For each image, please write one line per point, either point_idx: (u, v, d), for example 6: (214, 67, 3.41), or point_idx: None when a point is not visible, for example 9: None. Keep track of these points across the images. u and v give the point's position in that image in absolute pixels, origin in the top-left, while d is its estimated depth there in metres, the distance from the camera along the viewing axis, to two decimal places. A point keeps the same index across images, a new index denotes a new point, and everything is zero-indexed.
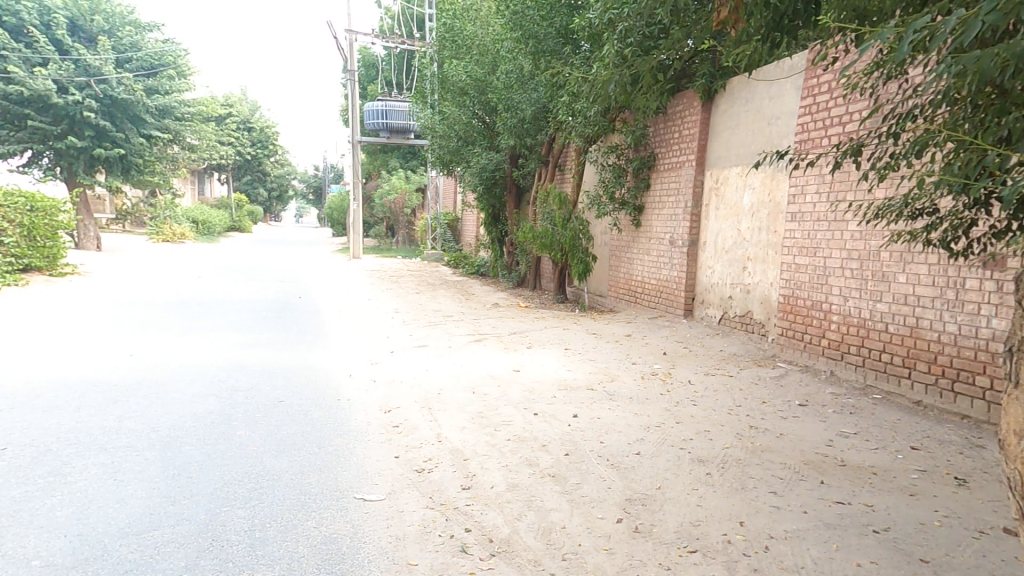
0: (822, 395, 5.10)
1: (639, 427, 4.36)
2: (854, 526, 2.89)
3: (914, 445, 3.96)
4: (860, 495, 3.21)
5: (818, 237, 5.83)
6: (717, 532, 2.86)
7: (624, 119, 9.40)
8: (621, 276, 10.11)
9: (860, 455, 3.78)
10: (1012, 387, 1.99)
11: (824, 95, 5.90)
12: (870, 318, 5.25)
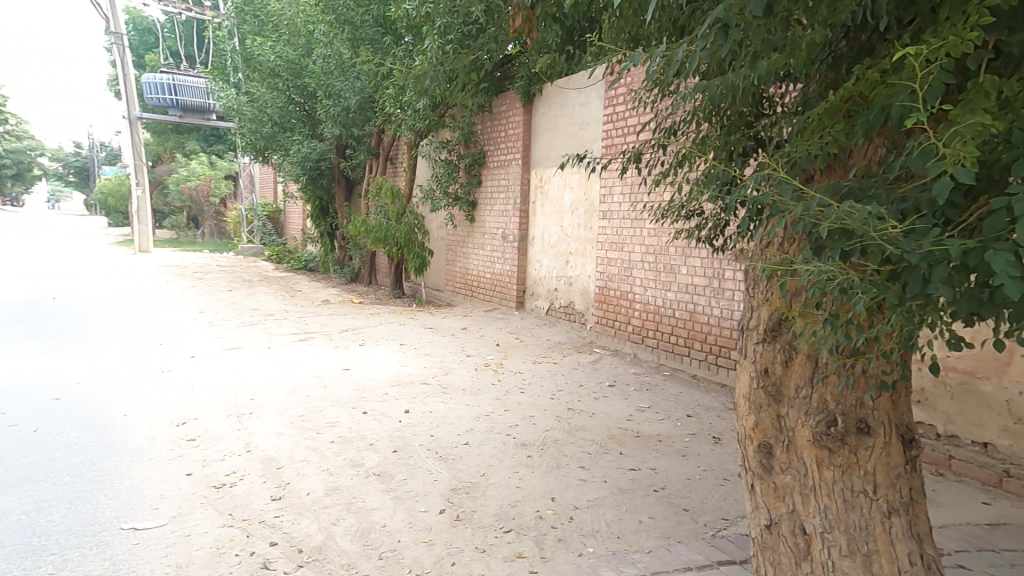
0: (627, 375, 5.85)
1: (469, 418, 4.53)
2: (641, 488, 3.38)
3: (690, 413, 4.74)
4: (648, 461, 3.76)
5: (624, 233, 6.60)
6: (531, 510, 3.11)
7: (452, 115, 9.61)
8: (457, 271, 10.38)
9: (651, 426, 4.41)
10: (743, 360, 2.76)
11: (622, 105, 6.70)
12: (662, 305, 6.12)
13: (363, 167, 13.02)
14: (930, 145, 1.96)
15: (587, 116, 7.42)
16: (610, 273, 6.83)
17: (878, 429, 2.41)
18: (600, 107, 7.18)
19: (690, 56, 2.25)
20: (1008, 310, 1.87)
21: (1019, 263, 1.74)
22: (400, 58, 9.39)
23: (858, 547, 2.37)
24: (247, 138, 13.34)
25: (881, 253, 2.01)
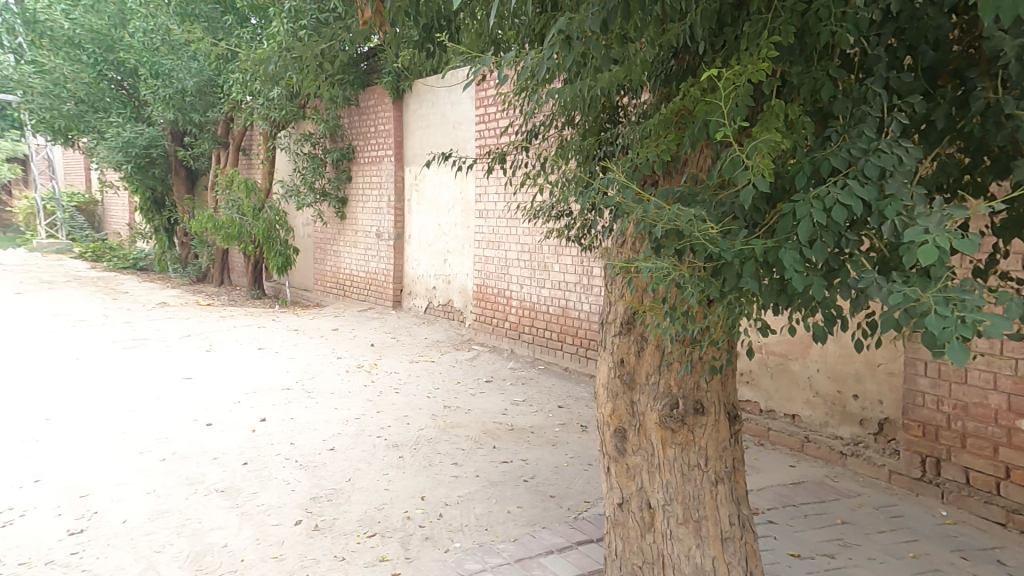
0: (504, 371, 6.06)
1: (337, 422, 4.57)
2: (511, 480, 3.57)
3: (561, 403, 5.01)
4: (519, 453, 3.95)
5: (500, 232, 6.77)
6: (399, 512, 3.21)
7: (314, 106, 9.39)
8: (328, 269, 10.04)
9: (525, 418, 4.62)
10: (602, 351, 2.95)
11: (492, 107, 6.87)
12: (536, 302, 6.36)
13: (207, 157, 12.19)
14: (736, 157, 2.30)
15: (460, 115, 7.51)
16: (486, 271, 7.00)
17: (710, 408, 2.71)
18: (472, 107, 7.31)
19: (556, 61, 2.31)
20: (796, 299, 2.25)
21: (802, 259, 2.11)
22: (247, 41, 9.10)
23: (691, 514, 2.66)
24: (38, 116, 11.44)
25: (704, 251, 2.28)
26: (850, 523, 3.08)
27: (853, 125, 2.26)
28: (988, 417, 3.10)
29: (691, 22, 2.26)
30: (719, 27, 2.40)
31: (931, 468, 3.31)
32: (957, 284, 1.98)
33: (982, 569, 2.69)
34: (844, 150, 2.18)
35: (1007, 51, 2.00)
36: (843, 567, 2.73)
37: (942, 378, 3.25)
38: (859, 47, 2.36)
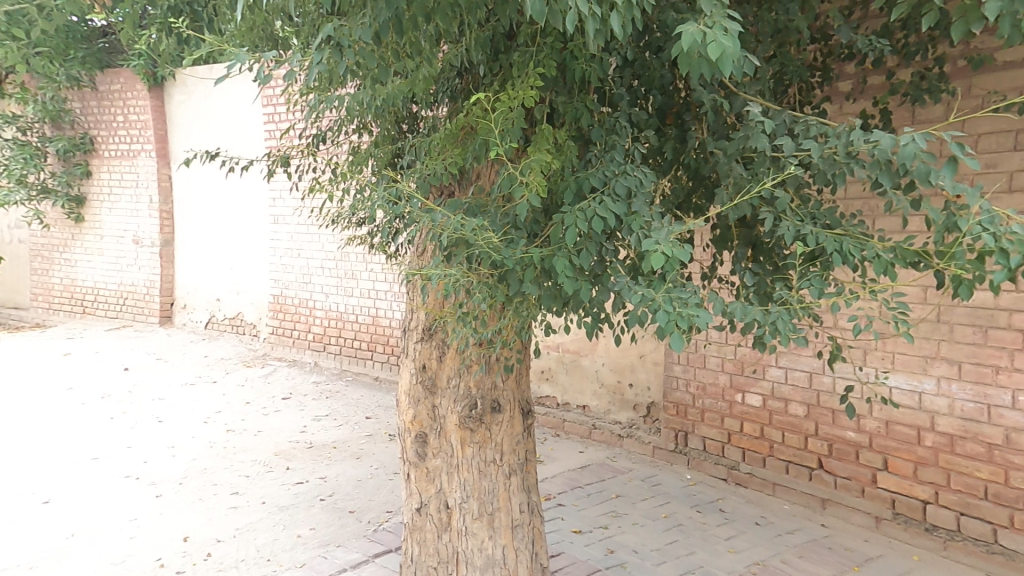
0: (305, 386, 5.74)
1: (61, 468, 3.91)
2: (305, 501, 3.44)
3: (369, 414, 4.93)
4: (319, 471, 3.83)
5: (302, 239, 6.37)
6: (151, 560, 2.86)
7: (22, 82, 7.77)
8: (58, 282, 8.52)
9: (326, 434, 4.48)
10: (404, 359, 2.94)
11: (279, 104, 6.50)
12: (343, 313, 6.12)
13: None
14: (513, 174, 2.51)
15: (242, 111, 6.93)
16: (285, 281, 6.53)
17: (506, 406, 2.85)
18: (254, 102, 6.81)
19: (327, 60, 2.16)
20: (570, 302, 2.51)
21: (571, 266, 2.37)
22: None
23: (485, 507, 2.78)
24: None
25: (488, 258, 2.42)
26: (622, 495, 3.59)
27: (607, 150, 2.60)
28: (717, 393, 3.83)
29: (468, 46, 2.44)
30: (496, 52, 2.58)
31: (681, 440, 4.01)
32: (681, 286, 2.45)
33: (709, 518, 3.33)
34: (601, 172, 2.51)
35: (706, 102, 2.52)
36: (612, 535, 3.15)
37: (688, 364, 3.95)
38: (607, 86, 2.74)
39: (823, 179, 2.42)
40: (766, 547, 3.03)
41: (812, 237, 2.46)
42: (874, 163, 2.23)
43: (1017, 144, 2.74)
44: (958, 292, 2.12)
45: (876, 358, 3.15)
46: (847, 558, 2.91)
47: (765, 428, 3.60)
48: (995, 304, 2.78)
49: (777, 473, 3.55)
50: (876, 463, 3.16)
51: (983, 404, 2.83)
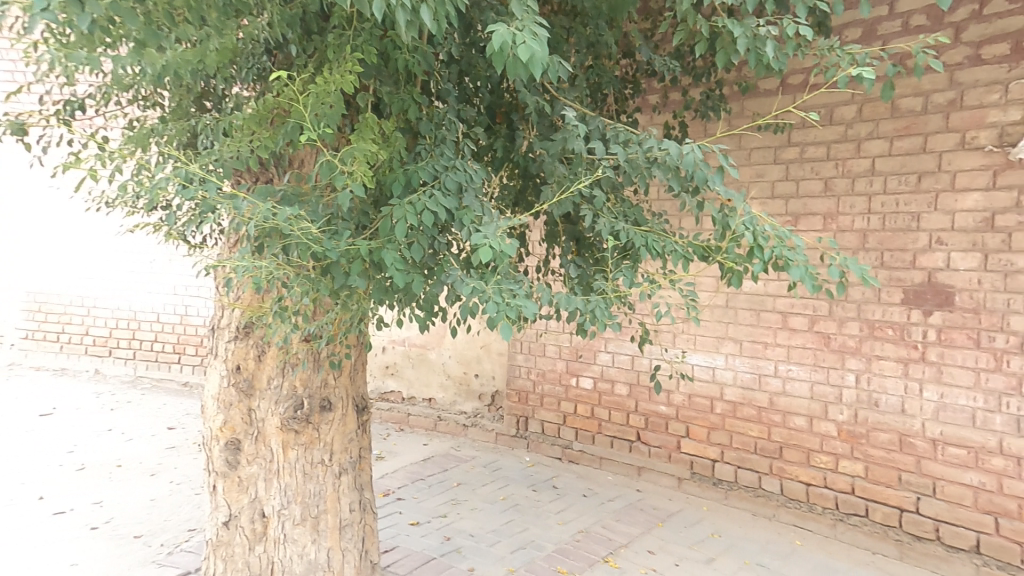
0: (85, 397, 5.14)
1: None
2: (70, 533, 2.97)
3: (172, 424, 4.63)
4: (90, 496, 3.39)
5: (81, 231, 5.79)
6: None
7: None
8: None
9: (108, 451, 4.04)
10: (213, 358, 2.53)
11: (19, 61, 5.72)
12: (135, 313, 5.60)
13: None
14: (331, 161, 2.04)
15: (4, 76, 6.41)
16: (58, 278, 5.85)
17: (338, 403, 2.55)
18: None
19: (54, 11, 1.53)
20: (400, 300, 2.19)
21: (402, 261, 2.00)
22: None
23: (309, 511, 2.50)
24: None
25: (308, 251, 1.99)
26: (463, 483, 3.63)
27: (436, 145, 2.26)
28: (555, 378, 4.07)
29: (272, 20, 2.14)
30: (311, 32, 2.34)
31: (522, 425, 4.19)
32: (511, 279, 2.26)
33: (543, 495, 3.50)
34: (431, 166, 2.15)
35: (530, 104, 2.35)
36: (450, 522, 3.14)
37: (531, 353, 4.15)
38: (431, 80, 2.44)
39: (630, 178, 2.59)
40: (590, 515, 3.22)
41: (624, 234, 2.56)
42: (668, 168, 2.43)
43: (775, 157, 3.21)
44: (729, 281, 2.47)
45: (682, 340, 3.55)
46: (654, 516, 3.20)
47: (595, 408, 3.90)
48: (764, 291, 3.27)
49: (605, 448, 3.86)
50: (680, 432, 3.55)
51: (756, 374, 3.28)
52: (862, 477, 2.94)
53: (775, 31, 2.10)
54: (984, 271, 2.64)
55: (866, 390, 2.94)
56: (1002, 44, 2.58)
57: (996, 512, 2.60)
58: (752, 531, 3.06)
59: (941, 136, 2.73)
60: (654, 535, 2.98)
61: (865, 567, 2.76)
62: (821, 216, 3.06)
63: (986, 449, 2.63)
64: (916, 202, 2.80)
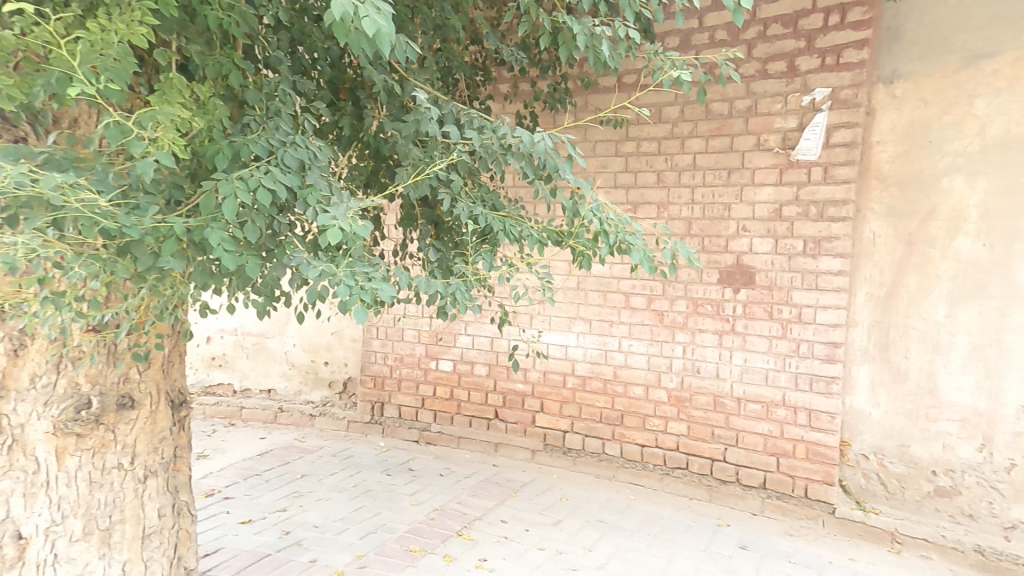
0: None
1: None
2: None
3: None
4: None
5: None
6: None
7: None
8: None
9: None
10: None
11: None
12: None
13: None
14: (124, 121, 1.56)
15: None
16: None
17: (144, 399, 2.02)
18: None
19: None
20: (233, 281, 1.93)
21: (232, 241, 1.70)
22: None
23: (95, 525, 1.92)
24: None
25: (94, 228, 1.52)
26: (308, 475, 3.49)
27: (268, 117, 1.98)
28: (413, 362, 4.11)
29: None
30: None
31: (377, 411, 4.20)
32: (366, 262, 2.15)
33: (397, 478, 3.49)
34: (263, 139, 1.88)
35: (377, 82, 2.23)
36: (291, 516, 2.96)
37: (388, 339, 4.15)
38: (256, 45, 2.10)
39: (485, 165, 2.60)
40: (444, 492, 3.29)
41: (482, 217, 2.57)
42: (522, 155, 2.43)
43: (616, 150, 3.55)
44: (580, 264, 2.61)
45: (539, 320, 3.78)
46: (508, 487, 3.38)
47: (455, 389, 3.99)
48: (610, 274, 3.59)
49: (464, 427, 3.97)
50: (536, 407, 3.78)
51: (602, 350, 3.61)
52: (685, 435, 3.40)
53: (609, 32, 2.26)
54: (776, 254, 3.18)
55: (690, 358, 3.39)
56: (781, 62, 3.10)
57: (779, 453, 3.18)
58: (594, 492, 3.38)
59: (743, 138, 3.20)
60: (507, 505, 3.14)
61: (683, 511, 3.20)
62: (655, 205, 3.44)
63: (774, 402, 3.20)
64: (727, 194, 3.27)
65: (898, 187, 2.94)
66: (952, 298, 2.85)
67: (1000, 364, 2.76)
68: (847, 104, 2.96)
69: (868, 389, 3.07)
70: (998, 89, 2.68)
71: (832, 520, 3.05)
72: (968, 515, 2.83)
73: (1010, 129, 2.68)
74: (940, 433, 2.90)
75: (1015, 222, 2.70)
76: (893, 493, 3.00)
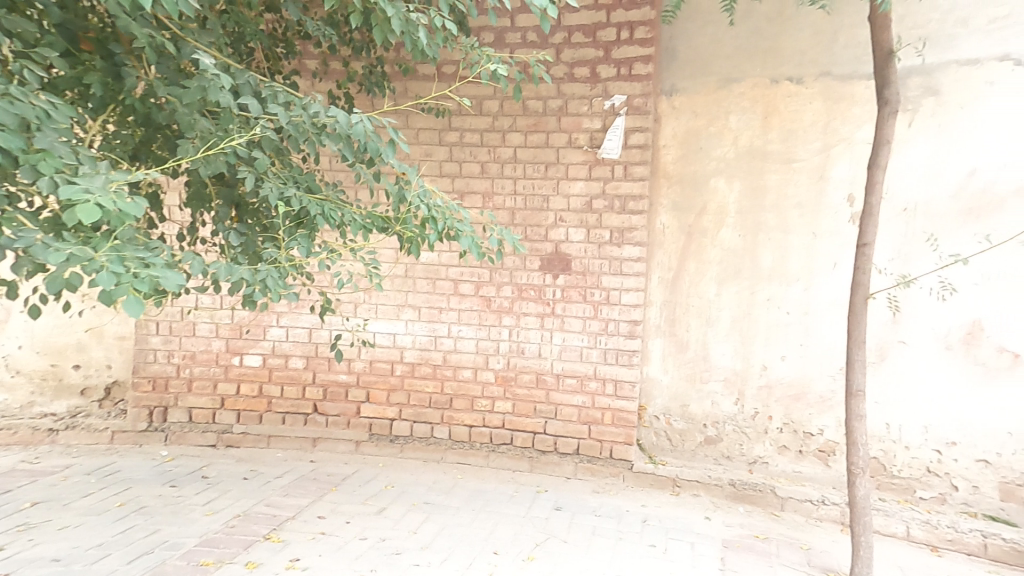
0: None
1: None
2: None
3: None
4: None
5: None
6: None
7: None
8: None
9: None
10: None
11: None
12: None
13: None
14: None
15: None
16: None
17: None
18: None
19: None
20: None
21: None
22: None
23: None
24: None
25: None
26: (43, 501, 2.95)
27: None
28: (210, 360, 3.76)
29: None
30: None
31: (157, 417, 3.79)
32: (140, 246, 1.80)
33: (185, 489, 3.13)
34: None
35: (138, 37, 1.87)
36: (16, 552, 2.47)
37: (172, 334, 3.77)
38: None
39: (297, 144, 2.18)
40: (248, 497, 3.04)
41: (295, 200, 2.16)
42: (338, 137, 2.12)
43: (440, 139, 3.58)
44: (408, 252, 2.49)
45: (364, 309, 3.69)
46: (328, 482, 3.26)
47: (264, 385, 3.73)
48: (439, 262, 3.64)
49: (274, 425, 3.73)
50: (360, 397, 3.70)
51: (432, 336, 3.65)
52: (511, 412, 3.61)
53: (424, 19, 2.12)
54: (587, 243, 3.52)
55: (516, 341, 3.60)
56: (584, 68, 3.41)
57: (590, 421, 3.55)
58: (422, 476, 3.43)
59: (557, 135, 3.47)
60: (325, 500, 3.03)
61: (506, 483, 3.42)
62: (480, 194, 3.56)
63: (587, 375, 3.55)
64: (545, 186, 3.51)
65: (679, 185, 3.45)
66: (719, 279, 3.45)
67: (749, 332, 3.42)
68: (639, 111, 3.36)
69: (659, 359, 3.58)
70: (745, 108, 3.29)
71: (630, 474, 3.50)
72: (726, 456, 3.48)
73: (754, 142, 3.30)
74: (710, 392, 3.50)
75: (759, 217, 3.35)
76: (676, 446, 3.57)
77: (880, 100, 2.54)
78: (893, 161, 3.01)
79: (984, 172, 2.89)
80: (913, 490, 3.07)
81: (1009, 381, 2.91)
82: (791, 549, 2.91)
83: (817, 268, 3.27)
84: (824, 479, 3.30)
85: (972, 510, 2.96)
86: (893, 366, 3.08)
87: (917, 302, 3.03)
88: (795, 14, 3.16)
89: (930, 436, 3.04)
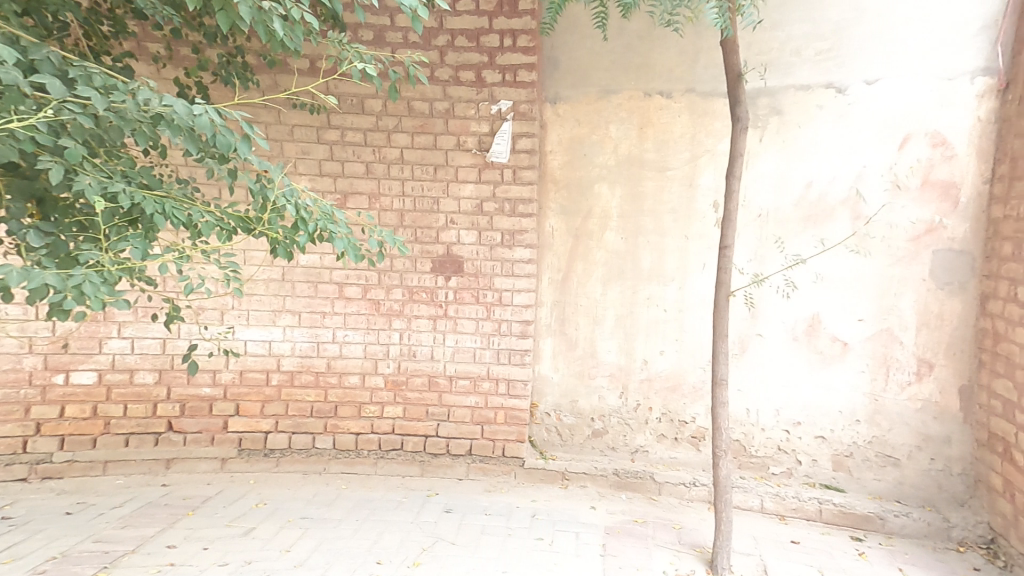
0: None
1: None
2: None
3: None
4: None
5: None
6: None
7: None
8: None
9: None
10: None
11: None
12: None
13: None
14: None
15: None
16: None
17: None
18: None
19: None
20: None
21: None
22: None
23: None
24: None
25: None
26: None
27: None
28: (24, 379, 3.33)
29: None
30: None
31: None
32: None
33: None
34: None
35: None
36: None
37: None
38: None
39: (120, 133, 1.89)
40: (76, 533, 2.75)
41: (121, 195, 1.91)
42: (177, 128, 1.90)
43: (318, 137, 3.44)
44: (275, 254, 2.35)
45: (231, 316, 3.46)
46: (183, 507, 3.03)
47: (100, 405, 3.39)
48: (322, 265, 3.48)
49: (114, 449, 3.41)
50: (228, 411, 3.48)
51: (314, 342, 3.49)
52: (401, 417, 3.55)
53: (280, 9, 2.01)
54: (479, 245, 3.52)
55: (406, 344, 3.54)
56: (469, 72, 3.43)
57: (483, 421, 3.58)
58: (301, 490, 3.29)
59: (445, 137, 3.46)
60: (177, 527, 2.81)
61: (395, 489, 3.36)
62: (366, 195, 3.47)
63: (479, 376, 3.57)
64: (434, 188, 3.49)
65: (566, 190, 3.59)
66: (605, 279, 3.62)
67: (633, 330, 3.62)
68: (525, 117, 3.45)
69: (550, 357, 3.70)
70: (622, 119, 3.49)
71: (521, 471, 3.58)
72: (611, 447, 3.67)
73: (632, 150, 3.51)
74: (597, 387, 3.67)
75: (639, 221, 3.56)
76: (565, 441, 3.71)
77: (733, 117, 2.72)
78: (748, 173, 3.35)
79: (819, 183, 3.28)
80: (766, 467, 3.43)
81: (841, 367, 3.32)
82: (665, 530, 3.13)
83: (689, 269, 3.53)
84: (696, 463, 3.58)
85: (811, 480, 3.38)
86: (751, 357, 3.43)
87: (769, 299, 3.38)
88: (661, 34, 3.41)
89: (781, 418, 3.41)
